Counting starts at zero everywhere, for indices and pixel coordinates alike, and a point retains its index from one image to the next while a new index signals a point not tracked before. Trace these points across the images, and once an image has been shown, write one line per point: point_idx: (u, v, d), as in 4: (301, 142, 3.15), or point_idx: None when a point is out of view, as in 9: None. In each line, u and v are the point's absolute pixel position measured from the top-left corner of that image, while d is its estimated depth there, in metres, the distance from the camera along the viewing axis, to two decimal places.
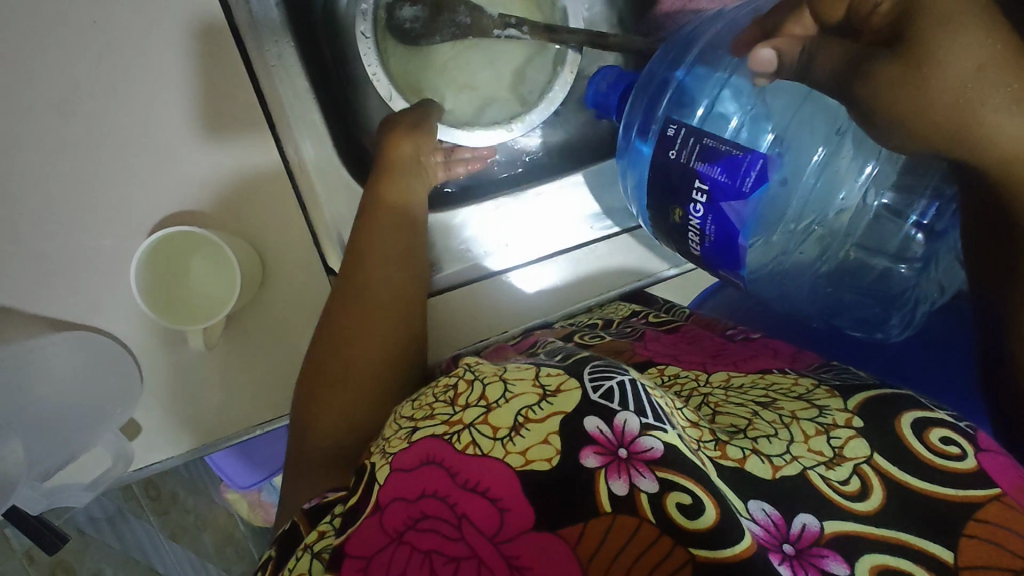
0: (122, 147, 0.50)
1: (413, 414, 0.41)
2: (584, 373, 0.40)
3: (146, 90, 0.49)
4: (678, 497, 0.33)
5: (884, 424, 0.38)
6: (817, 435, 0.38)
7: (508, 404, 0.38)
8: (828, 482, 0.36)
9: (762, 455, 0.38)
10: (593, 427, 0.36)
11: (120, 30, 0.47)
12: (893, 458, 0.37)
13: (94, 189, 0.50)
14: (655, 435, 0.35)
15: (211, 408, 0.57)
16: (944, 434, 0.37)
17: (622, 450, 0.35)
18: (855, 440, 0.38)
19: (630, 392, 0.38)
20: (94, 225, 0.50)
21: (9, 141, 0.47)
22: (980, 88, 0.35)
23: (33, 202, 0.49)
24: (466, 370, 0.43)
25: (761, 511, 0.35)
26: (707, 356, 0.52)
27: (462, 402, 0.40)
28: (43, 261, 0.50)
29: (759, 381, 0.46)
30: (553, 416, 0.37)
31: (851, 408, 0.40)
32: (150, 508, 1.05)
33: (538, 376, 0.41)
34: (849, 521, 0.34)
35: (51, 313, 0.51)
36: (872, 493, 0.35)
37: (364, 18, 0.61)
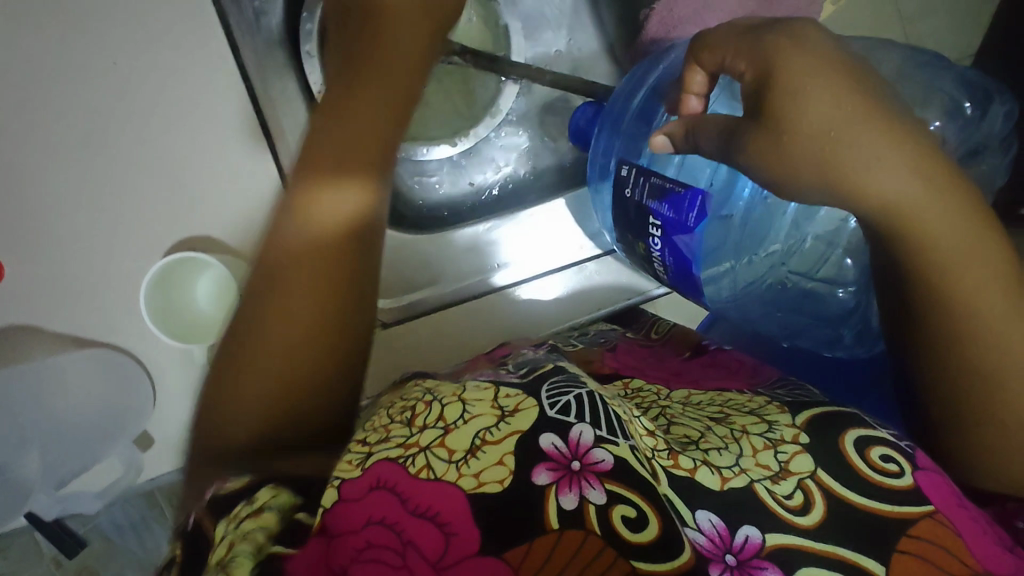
0: (140, 180, 0.55)
1: (367, 437, 0.41)
2: (541, 392, 0.44)
3: (159, 128, 0.54)
4: (621, 509, 0.37)
5: (826, 442, 0.42)
6: (764, 449, 0.43)
7: (465, 426, 0.41)
8: (772, 496, 0.40)
9: (713, 468, 0.41)
10: (547, 443, 0.40)
11: (136, 72, 0.52)
12: (832, 471, 0.40)
13: (115, 219, 0.55)
14: (606, 449, 0.39)
15: None
16: (884, 452, 0.41)
17: (575, 463, 0.39)
18: (800, 456, 0.42)
19: (588, 406, 0.42)
20: (116, 250, 0.56)
21: (38, 177, 0.52)
22: (846, 138, 0.33)
23: (60, 230, 0.54)
24: (426, 393, 0.45)
25: (707, 521, 0.39)
26: (670, 374, 0.56)
27: (419, 423, 0.42)
28: (70, 283, 0.55)
29: (716, 399, 0.50)
30: (510, 437, 0.41)
31: (798, 424, 0.44)
32: None
33: (497, 397, 0.44)
34: (790, 534, 0.38)
35: (76, 331, 0.57)
36: (813, 508, 0.39)
37: (309, 38, 0.60)
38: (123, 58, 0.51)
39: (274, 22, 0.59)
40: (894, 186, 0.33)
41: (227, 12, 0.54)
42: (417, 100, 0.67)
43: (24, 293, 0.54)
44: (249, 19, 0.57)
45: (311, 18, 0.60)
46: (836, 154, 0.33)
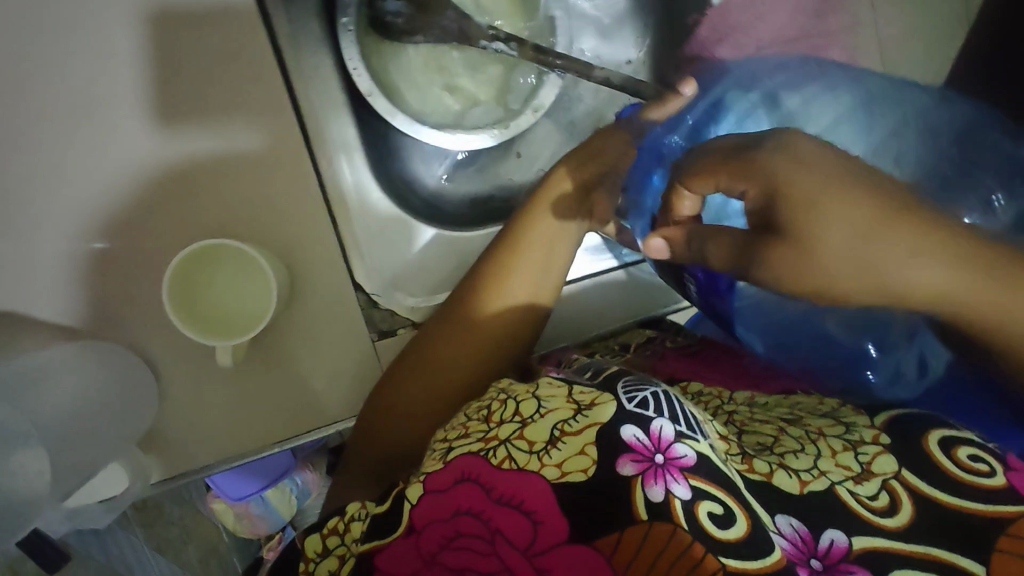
0: (149, 153, 0.49)
1: (446, 435, 0.41)
2: (618, 388, 0.41)
3: (178, 96, 0.49)
4: (708, 505, 0.34)
5: (909, 445, 0.39)
6: (844, 452, 0.39)
7: (544, 419, 0.38)
8: (855, 496, 0.36)
9: (790, 470, 0.38)
10: (630, 435, 0.36)
11: (162, 37, 0.48)
12: (921, 473, 0.37)
13: (124, 194, 0.49)
14: (688, 444, 0.36)
15: (221, 425, 0.54)
16: (971, 451, 0.38)
17: (660, 456, 0.36)
18: (883, 456, 0.38)
19: (666, 404, 0.39)
20: (115, 228, 0.49)
21: (42, 141, 0.48)
22: (880, 247, 0.35)
23: (57, 203, 0.48)
24: (500, 391, 0.43)
25: (789, 526, 0.35)
26: (729, 376, 0.54)
27: (496, 419, 0.40)
28: (62, 262, 0.49)
29: (784, 402, 0.49)
30: (589, 428, 0.37)
31: (878, 424, 0.41)
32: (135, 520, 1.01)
33: (572, 393, 0.40)
34: (875, 535, 0.34)
35: (69, 319, 0.50)
36: (900, 510, 0.35)
37: (348, 10, 0.56)
38: (150, 20, 0.48)
39: None
40: (927, 279, 0.36)
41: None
42: (449, 89, 0.65)
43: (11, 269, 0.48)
44: None
45: None
46: (875, 254, 0.35)
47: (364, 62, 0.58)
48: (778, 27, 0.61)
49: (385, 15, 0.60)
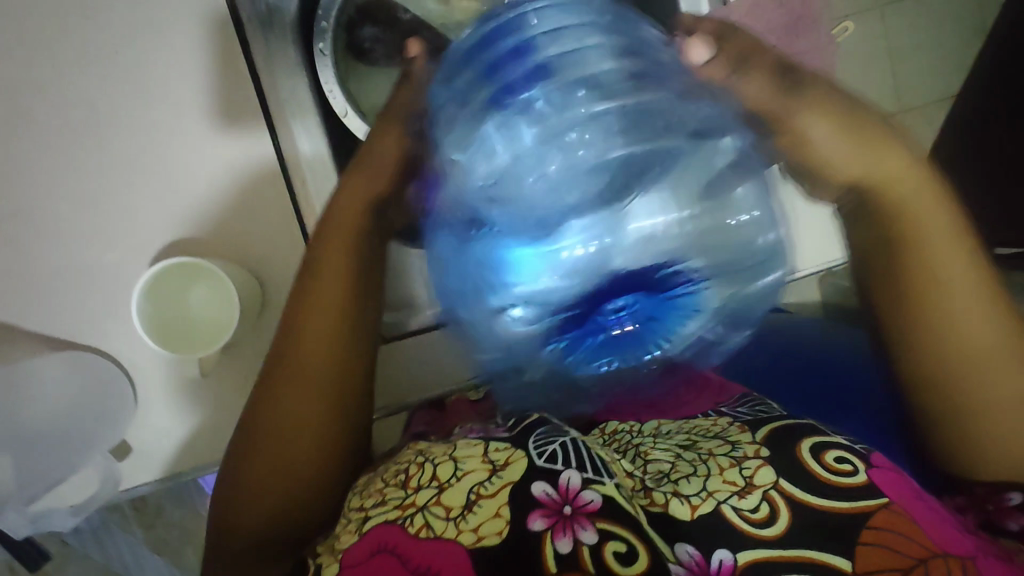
0: (140, 178, 0.54)
1: (362, 503, 0.40)
2: (529, 444, 0.41)
3: (164, 120, 0.54)
4: (614, 544, 0.35)
5: (785, 453, 0.41)
6: (730, 467, 0.40)
7: (459, 482, 0.39)
8: (738, 512, 0.38)
9: (683, 496, 0.39)
10: (541, 490, 0.37)
11: (151, 67, 0.53)
12: (794, 480, 0.39)
13: (112, 214, 0.54)
14: (595, 489, 0.37)
15: (200, 430, 0.58)
16: (838, 454, 0.40)
17: (569, 507, 0.36)
18: (763, 468, 0.40)
19: (571, 453, 0.40)
20: (105, 244, 0.54)
21: (41, 165, 0.52)
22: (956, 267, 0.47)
23: (54, 220, 0.53)
24: (418, 454, 0.42)
25: (686, 553, 0.36)
26: (641, 407, 0.56)
27: (413, 484, 0.39)
28: (57, 277, 0.54)
29: (683, 426, 0.48)
30: (503, 490, 0.38)
31: (758, 440, 0.42)
32: (136, 520, 1.02)
33: (487, 452, 0.41)
34: (763, 548, 0.36)
35: (51, 331, 0.54)
36: (777, 518, 0.37)
37: (323, 37, 0.58)
38: (138, 56, 0.53)
39: (289, 19, 0.57)
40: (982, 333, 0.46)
41: (239, 7, 0.55)
42: None
43: None
44: (260, 14, 0.55)
45: (328, 17, 0.58)
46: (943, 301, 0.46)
47: (340, 83, 0.60)
48: None
49: (362, 42, 0.62)
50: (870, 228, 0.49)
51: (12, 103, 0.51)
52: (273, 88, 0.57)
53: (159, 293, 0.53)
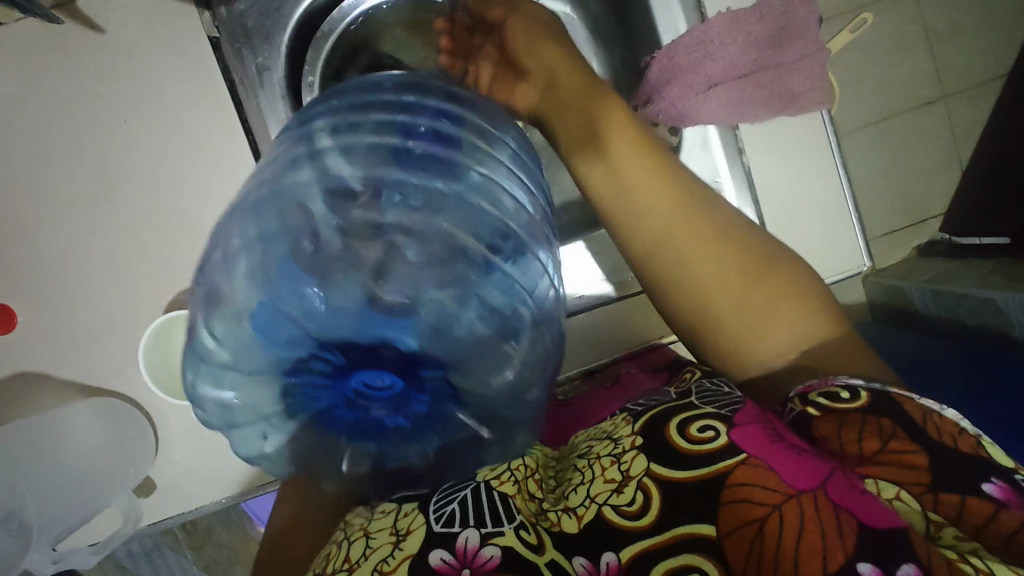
0: (151, 233, 0.60)
1: None
2: (430, 506, 0.47)
3: (168, 179, 0.60)
4: None
5: (656, 436, 0.47)
6: (610, 465, 0.47)
7: (367, 561, 0.44)
8: (614, 509, 0.44)
9: (571, 510, 0.45)
10: (438, 559, 0.42)
11: (154, 131, 0.59)
12: (661, 461, 0.45)
13: (128, 267, 0.60)
14: (495, 544, 0.42)
15: (214, 467, 0.62)
16: (701, 427, 0.46)
17: (465, 570, 0.42)
18: (637, 459, 0.46)
19: (464, 511, 0.45)
20: (123, 296, 0.60)
21: (68, 227, 0.60)
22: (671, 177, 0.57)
23: (79, 275, 0.60)
24: (341, 532, 0.49)
25: (579, 565, 0.42)
26: (577, 421, 0.62)
27: (332, 567, 0.45)
28: (85, 326, 0.60)
29: (592, 433, 0.54)
30: (403, 563, 0.43)
31: (636, 430, 0.48)
32: (187, 543, 1.09)
33: (396, 521, 0.46)
34: (637, 541, 0.42)
35: (80, 380, 0.60)
36: (650, 508, 0.43)
37: (310, 89, 0.65)
38: (142, 123, 0.59)
39: (278, 76, 0.62)
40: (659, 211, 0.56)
41: (232, 71, 0.60)
42: None
43: (30, 335, 0.59)
44: (251, 75, 0.61)
45: (313, 73, 0.65)
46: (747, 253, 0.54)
47: None
48: (730, 60, 0.61)
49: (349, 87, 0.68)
50: (634, 169, 0.57)
51: (42, 173, 0.59)
52: (268, 141, 0.62)
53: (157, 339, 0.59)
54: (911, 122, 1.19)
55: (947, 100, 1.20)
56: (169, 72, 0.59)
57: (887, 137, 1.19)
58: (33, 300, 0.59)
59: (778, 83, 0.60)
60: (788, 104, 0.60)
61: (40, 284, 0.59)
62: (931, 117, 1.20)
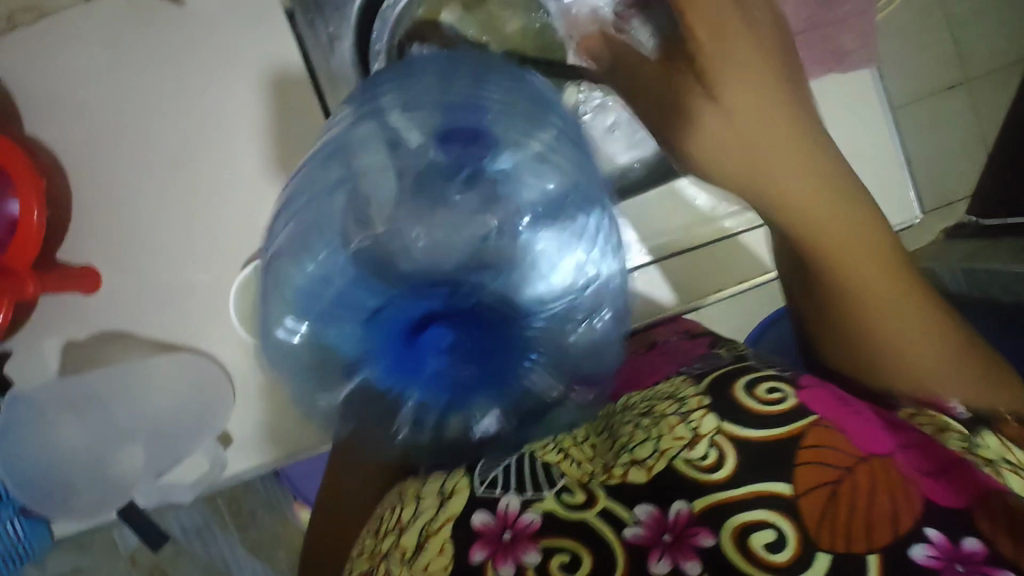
0: (226, 194, 0.63)
1: (358, 552, 0.47)
2: (477, 469, 0.46)
3: (243, 141, 0.63)
4: (557, 561, 0.39)
5: (722, 398, 0.44)
6: (680, 423, 0.43)
7: (415, 523, 0.44)
8: (688, 464, 0.41)
9: (638, 462, 0.42)
10: (478, 520, 0.41)
11: (226, 95, 0.62)
12: (734, 420, 0.42)
13: (202, 226, 0.63)
14: (534, 508, 0.41)
15: (288, 422, 0.64)
16: (768, 386, 0.44)
17: (507, 533, 0.40)
18: (707, 416, 0.43)
19: (517, 472, 0.44)
20: (199, 256, 0.63)
21: (145, 187, 0.62)
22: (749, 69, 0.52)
23: (158, 235, 0.63)
24: (399, 497, 0.48)
25: (645, 511, 0.39)
26: (621, 384, 0.59)
27: (383, 532, 0.46)
28: (165, 284, 0.63)
29: (646, 393, 0.51)
30: (447, 521, 0.42)
31: (700, 390, 0.45)
32: (233, 523, 1.07)
33: (445, 484, 0.46)
34: (709, 494, 0.39)
35: (160, 335, 0.63)
36: (726, 462, 0.40)
37: (378, 57, 0.66)
38: (217, 86, 0.62)
39: (347, 46, 0.65)
40: (741, 92, 0.52)
41: (306, 41, 0.64)
42: None
43: (113, 290, 0.62)
44: (322, 42, 0.64)
45: (378, 40, 0.66)
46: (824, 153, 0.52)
47: None
48: None
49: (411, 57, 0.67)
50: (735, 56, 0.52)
51: (123, 135, 0.62)
52: None
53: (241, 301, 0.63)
54: (937, 107, 1.19)
55: (973, 84, 1.21)
56: (245, 40, 0.62)
57: (915, 120, 1.20)
58: (116, 256, 0.62)
59: (829, 40, 0.63)
60: (836, 63, 0.64)
61: (121, 242, 0.62)
62: (961, 100, 1.21)
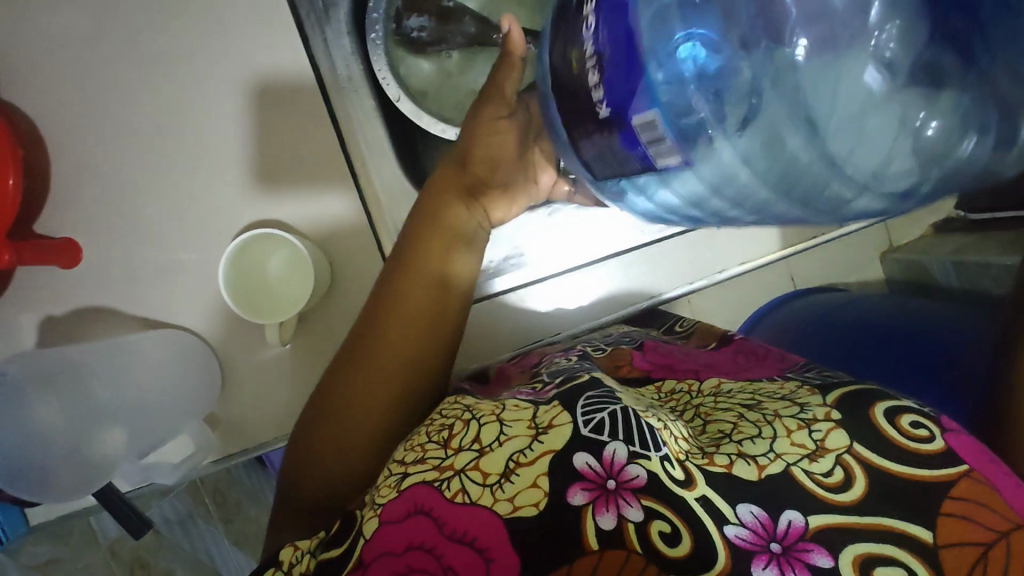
0: (216, 166, 0.60)
1: (404, 459, 0.42)
2: (578, 405, 0.41)
3: (236, 111, 0.60)
4: (659, 526, 0.35)
5: (857, 416, 0.40)
6: (798, 430, 0.40)
7: (502, 447, 0.40)
8: (810, 475, 0.37)
9: (748, 457, 0.39)
10: (582, 462, 0.38)
11: (216, 61, 0.60)
12: (881, 454, 0.38)
13: (190, 199, 0.60)
14: (641, 464, 0.37)
15: (281, 404, 0.63)
16: (914, 419, 0.40)
17: (612, 481, 0.37)
18: (835, 432, 0.39)
19: (622, 421, 0.39)
20: (187, 231, 0.60)
21: (130, 158, 0.60)
22: None
23: (143, 208, 0.60)
24: (465, 412, 0.45)
25: (749, 513, 0.36)
26: (699, 365, 0.55)
27: (455, 445, 0.41)
28: (151, 260, 0.60)
29: (748, 387, 0.49)
30: (543, 457, 0.39)
31: (830, 403, 0.42)
32: (218, 513, 1.04)
33: (536, 416, 0.42)
34: (836, 513, 0.36)
35: (146, 313, 0.60)
36: (855, 483, 0.37)
37: (376, 27, 0.62)
38: (208, 52, 0.60)
39: (344, 13, 0.63)
40: None
41: (299, 6, 0.61)
42: (474, 91, 0.68)
43: (96, 264, 0.60)
44: (317, 9, 0.62)
45: (377, 7, 0.62)
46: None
47: (393, 73, 0.64)
48: None
49: (410, 31, 0.65)
50: None
51: (108, 103, 0.59)
52: (338, 89, 0.63)
53: (239, 258, 0.60)
54: None
55: None
56: (237, 5, 0.59)
57: None
58: (99, 229, 0.60)
59: None
60: None
61: (105, 214, 0.60)
62: None
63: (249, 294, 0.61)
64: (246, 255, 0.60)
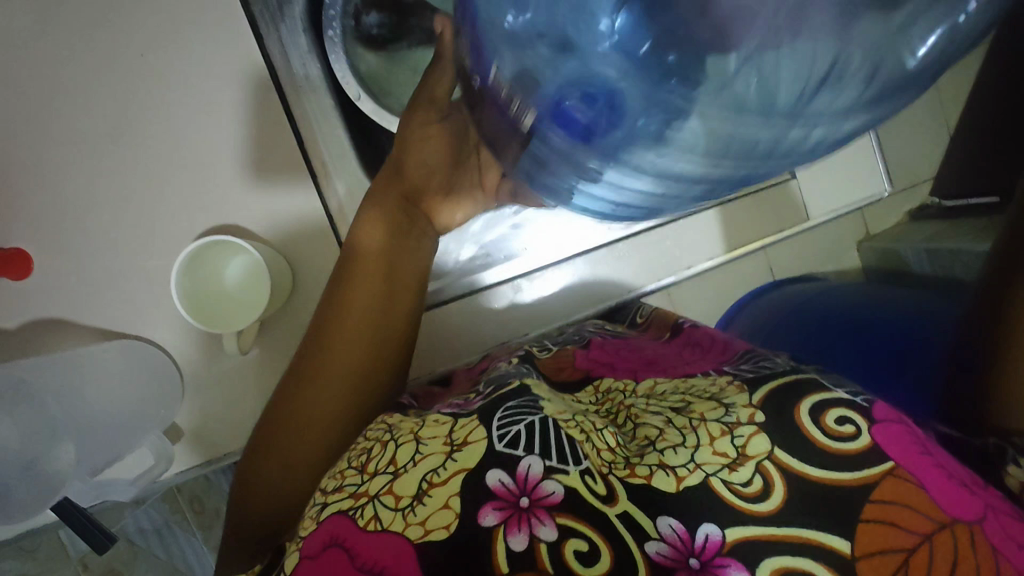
0: (169, 171, 0.59)
1: (325, 486, 0.41)
2: (494, 419, 0.42)
3: (189, 114, 0.59)
4: (574, 545, 0.35)
5: (782, 418, 0.39)
6: (721, 436, 0.39)
7: (415, 468, 0.39)
8: (727, 484, 0.37)
9: (668, 468, 0.38)
10: (495, 481, 0.37)
11: (166, 62, 0.58)
12: (784, 443, 0.38)
13: (142, 205, 0.59)
14: (558, 479, 0.37)
15: (242, 413, 0.62)
16: (840, 414, 0.39)
17: (524, 499, 0.37)
18: (757, 436, 0.39)
19: (537, 433, 0.39)
20: (139, 239, 0.59)
21: (77, 164, 0.58)
22: None
23: (92, 216, 0.58)
24: (385, 432, 0.43)
25: (668, 527, 0.36)
26: (641, 363, 0.55)
27: (371, 469, 0.40)
28: (103, 269, 0.58)
29: (679, 386, 0.48)
30: (455, 476, 0.38)
31: (756, 402, 0.41)
32: (195, 521, 0.99)
33: (452, 431, 0.42)
34: (750, 525, 0.35)
35: (100, 324, 0.59)
36: (772, 492, 0.37)
37: (333, 23, 0.60)
38: (156, 53, 0.58)
39: (299, 10, 0.61)
40: None
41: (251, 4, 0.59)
42: None
43: (44, 275, 0.58)
44: (271, 7, 0.60)
45: (334, 4, 0.60)
46: None
47: (352, 70, 0.62)
48: None
49: (369, 29, 0.63)
50: None
51: (50, 107, 0.57)
52: (295, 89, 0.61)
53: (191, 268, 0.59)
54: None
55: None
56: (187, 5, 0.58)
57: None
58: (46, 238, 0.57)
59: None
60: None
61: (52, 222, 0.57)
62: None
63: (204, 303, 0.59)
64: (195, 266, 0.59)
